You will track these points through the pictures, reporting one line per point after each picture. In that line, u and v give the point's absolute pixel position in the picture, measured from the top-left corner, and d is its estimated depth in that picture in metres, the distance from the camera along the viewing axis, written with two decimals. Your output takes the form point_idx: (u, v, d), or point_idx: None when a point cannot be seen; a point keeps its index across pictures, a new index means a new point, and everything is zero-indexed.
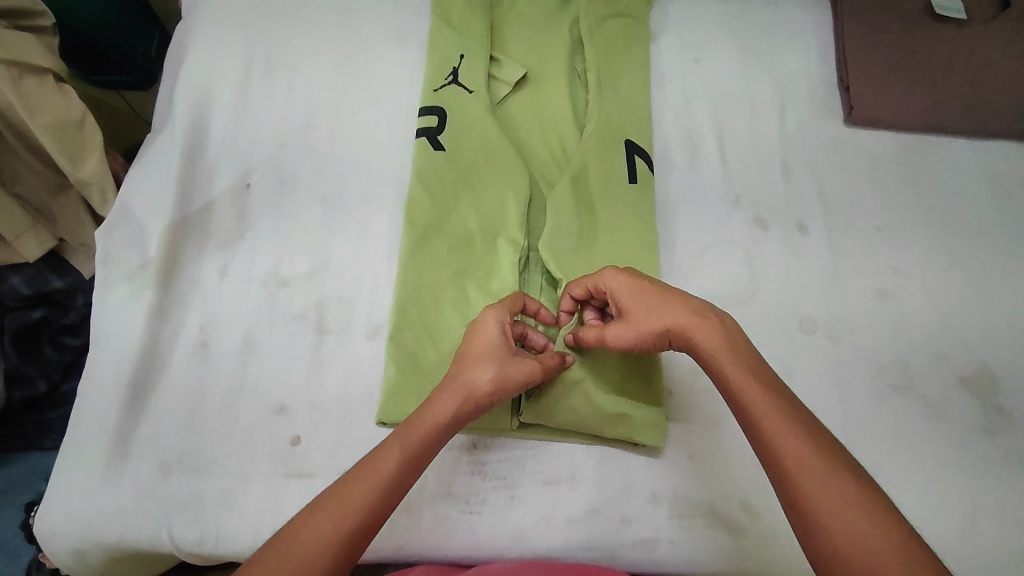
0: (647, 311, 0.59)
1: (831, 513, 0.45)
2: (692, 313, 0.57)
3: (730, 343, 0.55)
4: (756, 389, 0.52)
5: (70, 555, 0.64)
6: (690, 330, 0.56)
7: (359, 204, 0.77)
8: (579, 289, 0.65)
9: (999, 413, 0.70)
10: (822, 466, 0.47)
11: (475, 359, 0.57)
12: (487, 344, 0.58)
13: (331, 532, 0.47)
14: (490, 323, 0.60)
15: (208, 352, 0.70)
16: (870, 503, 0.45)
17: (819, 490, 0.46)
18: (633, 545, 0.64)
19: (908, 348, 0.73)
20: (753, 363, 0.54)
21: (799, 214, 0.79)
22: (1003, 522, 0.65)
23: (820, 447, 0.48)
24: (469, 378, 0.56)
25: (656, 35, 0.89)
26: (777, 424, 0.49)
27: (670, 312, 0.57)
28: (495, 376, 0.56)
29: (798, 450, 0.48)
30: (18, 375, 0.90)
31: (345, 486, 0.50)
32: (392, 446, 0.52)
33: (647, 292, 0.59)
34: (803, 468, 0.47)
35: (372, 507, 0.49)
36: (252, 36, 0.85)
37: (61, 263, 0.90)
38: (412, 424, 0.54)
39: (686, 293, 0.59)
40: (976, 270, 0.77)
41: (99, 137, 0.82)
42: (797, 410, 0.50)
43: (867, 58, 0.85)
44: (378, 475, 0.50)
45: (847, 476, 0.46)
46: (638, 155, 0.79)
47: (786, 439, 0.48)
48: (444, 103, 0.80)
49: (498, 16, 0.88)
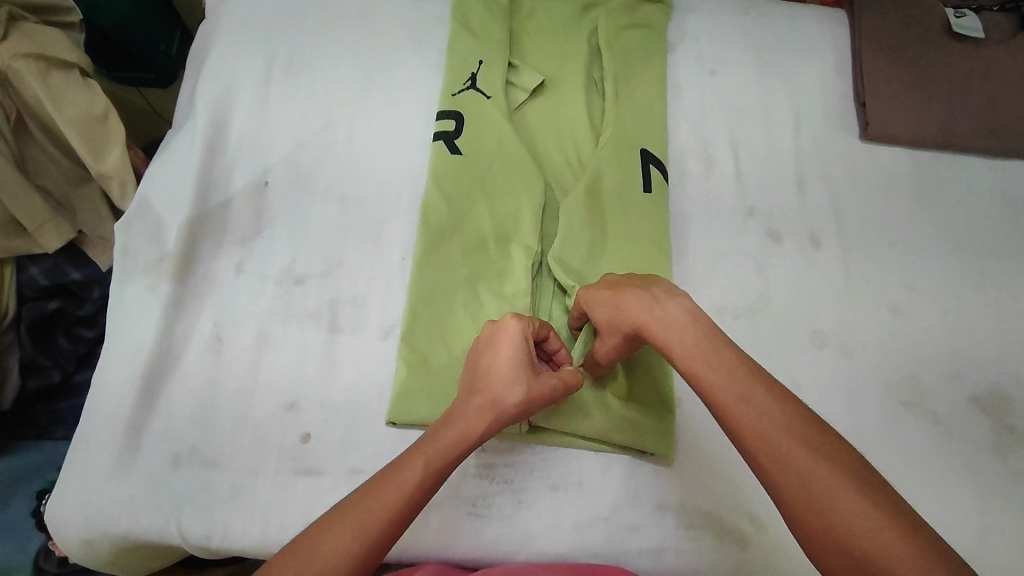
0: (611, 319, 0.60)
1: (795, 492, 0.45)
2: (642, 307, 0.58)
3: (682, 331, 0.55)
4: (712, 372, 0.52)
5: (79, 545, 0.65)
6: (649, 325, 0.57)
7: (375, 205, 0.78)
8: (575, 318, 0.68)
9: (1009, 433, 0.70)
10: (782, 445, 0.46)
11: (505, 375, 0.57)
12: (513, 358, 0.58)
13: (351, 544, 0.48)
14: (514, 337, 0.59)
15: (221, 347, 0.71)
16: (832, 475, 0.44)
17: (781, 471, 0.46)
18: (639, 554, 0.64)
19: (920, 365, 0.73)
20: (709, 345, 0.53)
21: (813, 228, 0.79)
22: (1011, 542, 0.65)
23: (779, 422, 0.47)
24: (498, 395, 0.56)
25: (673, 45, 0.89)
26: (733, 407, 0.49)
27: (626, 311, 0.59)
28: (524, 395, 0.56)
29: (757, 431, 0.47)
30: (33, 364, 0.91)
31: (365, 497, 0.50)
32: (416, 460, 0.52)
33: (606, 298, 0.61)
34: (761, 450, 0.47)
35: (394, 519, 0.49)
36: (275, 37, 0.86)
37: (78, 255, 0.92)
38: (436, 438, 0.53)
39: (638, 286, 0.60)
40: (990, 289, 0.77)
41: (122, 129, 0.84)
42: (755, 386, 0.50)
43: (884, 74, 0.85)
44: (401, 490, 0.50)
45: (805, 450, 0.46)
46: (653, 164, 0.79)
47: (744, 423, 0.48)
48: (462, 107, 0.80)
49: (518, 22, 0.89)
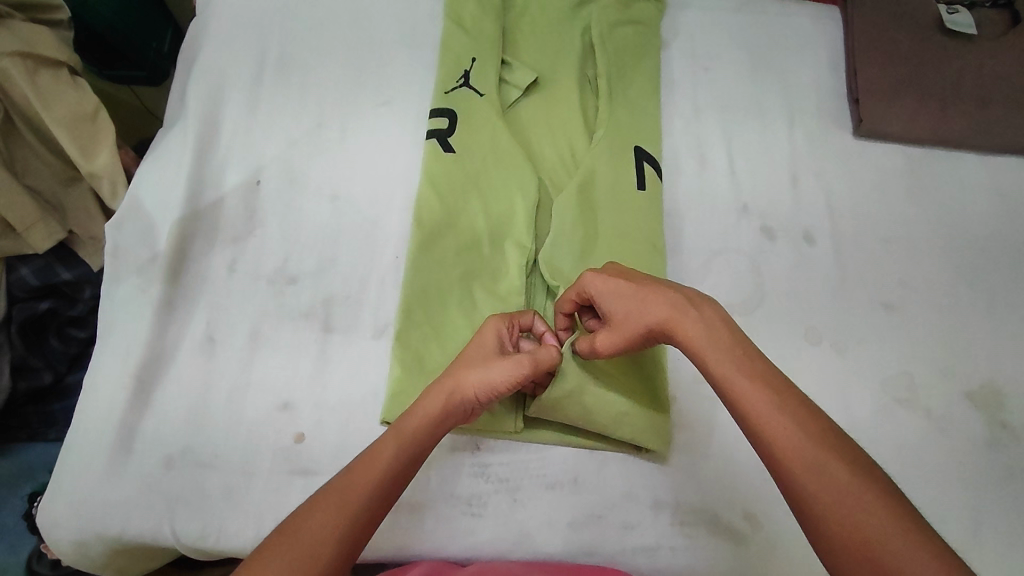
0: (630, 312, 0.59)
1: (827, 501, 0.45)
2: (672, 308, 0.57)
3: (714, 336, 0.55)
4: (745, 380, 0.51)
5: (72, 548, 0.64)
6: (677, 328, 0.57)
7: (368, 203, 0.77)
8: (567, 302, 0.65)
9: (1002, 428, 0.70)
10: (818, 456, 0.46)
11: (470, 359, 0.59)
12: (480, 346, 0.60)
13: (335, 524, 0.49)
14: (487, 330, 0.61)
15: (214, 347, 0.70)
16: (868, 490, 0.44)
17: (814, 480, 0.46)
18: (634, 551, 0.64)
19: (913, 361, 0.73)
20: (740, 353, 0.54)
21: (807, 225, 0.79)
22: (1004, 536, 0.65)
23: (812, 433, 0.48)
24: (460, 376, 0.57)
25: (667, 42, 0.89)
26: (766, 415, 0.49)
27: (652, 308, 0.58)
28: (483, 376, 0.57)
29: (790, 439, 0.47)
30: (24, 366, 0.90)
31: (343, 481, 0.51)
32: (389, 441, 0.53)
33: (629, 292, 0.60)
34: (797, 460, 0.47)
35: (373, 498, 0.51)
36: (266, 35, 0.85)
37: (70, 257, 0.92)
38: (407, 419, 0.55)
39: (667, 287, 0.59)
40: (984, 284, 0.77)
41: (112, 130, 0.83)
42: (790, 397, 0.50)
43: (876, 71, 0.85)
44: (378, 467, 0.52)
45: (840, 462, 0.46)
46: (647, 161, 0.79)
47: (778, 432, 0.48)
48: (455, 105, 0.80)
49: (511, 19, 0.88)
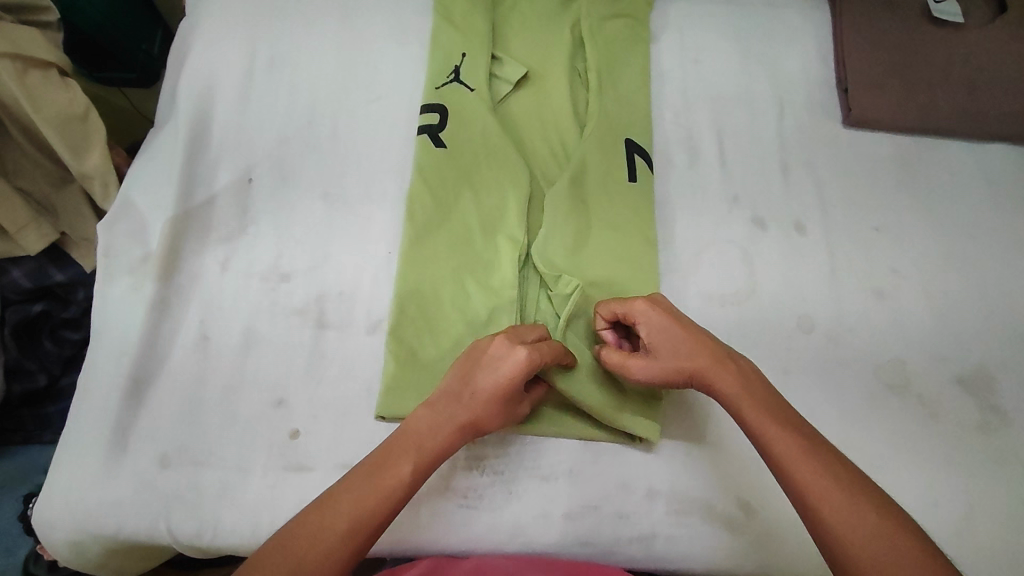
0: (674, 353, 0.60)
1: (857, 545, 0.47)
2: (714, 359, 0.58)
3: (748, 388, 0.57)
4: (775, 428, 0.54)
5: (68, 548, 0.64)
6: (714, 379, 0.58)
7: (360, 200, 0.77)
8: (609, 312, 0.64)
9: (995, 413, 0.71)
10: (845, 501, 0.49)
11: (494, 400, 0.57)
12: (505, 393, 0.57)
13: (341, 538, 0.50)
14: (518, 374, 0.58)
15: (208, 345, 0.70)
16: (892, 531, 0.48)
17: (844, 525, 0.48)
18: (630, 541, 0.64)
19: (905, 347, 0.73)
20: (772, 406, 0.56)
21: (797, 214, 0.79)
22: (997, 519, 0.66)
23: (838, 478, 0.50)
24: (479, 418, 0.58)
25: (656, 35, 0.89)
26: (796, 459, 0.52)
27: (696, 355, 0.59)
28: (501, 417, 0.59)
29: (820, 485, 0.50)
30: (18, 368, 0.92)
31: (355, 489, 0.52)
32: (405, 462, 0.54)
33: (676, 333, 0.60)
34: (826, 503, 0.49)
35: (378, 518, 0.52)
36: (255, 34, 0.85)
37: (62, 257, 0.91)
38: (425, 439, 0.56)
39: (711, 337, 0.60)
40: (974, 270, 0.78)
41: (103, 130, 0.83)
42: (817, 444, 0.53)
43: (865, 60, 0.85)
44: (388, 487, 0.53)
45: (869, 508, 0.49)
46: (637, 154, 0.80)
47: (808, 478, 0.50)
48: (445, 101, 0.80)
49: (500, 15, 0.88)
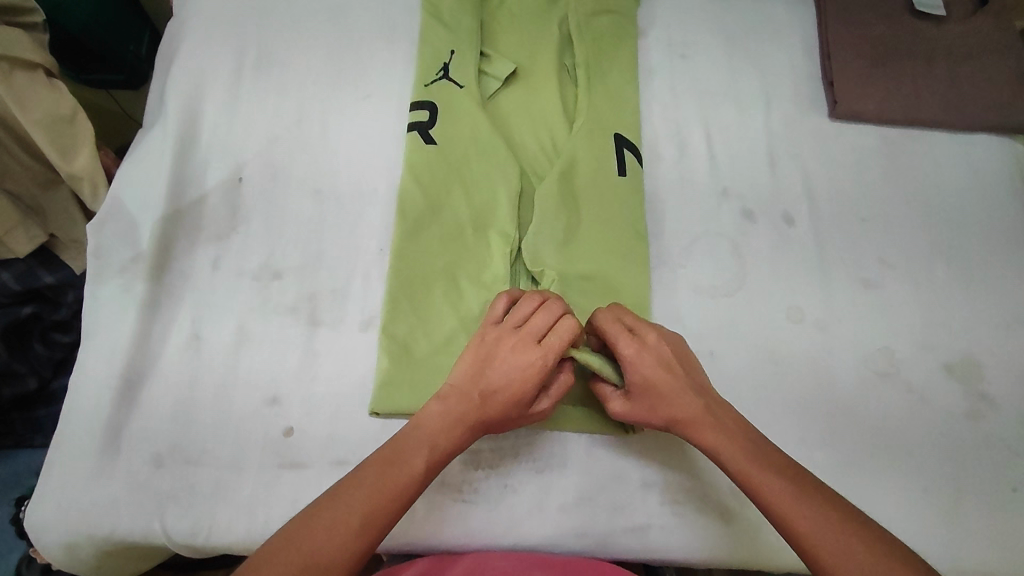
0: (657, 402, 0.58)
1: None
2: (696, 408, 0.58)
3: (731, 436, 0.57)
4: (764, 475, 0.54)
5: (60, 549, 0.64)
6: (696, 429, 0.58)
7: (351, 197, 0.77)
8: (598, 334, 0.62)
9: (982, 400, 0.72)
10: (843, 544, 0.50)
11: (508, 394, 0.57)
12: (519, 386, 0.57)
13: (351, 531, 0.50)
14: (530, 368, 0.57)
15: (200, 344, 0.70)
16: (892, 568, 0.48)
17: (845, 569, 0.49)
18: (625, 532, 0.65)
19: (894, 336, 0.74)
20: (756, 450, 0.56)
21: (786, 206, 0.80)
22: (985, 504, 0.67)
23: (834, 520, 0.51)
24: (493, 412, 0.57)
25: (644, 31, 0.90)
26: (791, 505, 0.52)
27: (678, 405, 0.58)
28: (516, 410, 0.58)
29: (815, 533, 0.50)
30: (7, 371, 0.91)
31: (367, 480, 0.52)
32: (418, 457, 0.54)
33: (660, 382, 0.58)
34: (827, 549, 0.50)
35: (388, 510, 0.52)
36: (244, 32, 0.85)
37: (51, 260, 0.91)
38: (437, 432, 0.56)
39: (693, 381, 0.59)
40: (959, 259, 0.79)
41: (90, 130, 0.82)
42: (809, 490, 0.53)
43: (850, 54, 0.86)
44: (400, 479, 0.53)
45: (865, 548, 0.49)
46: (626, 148, 0.80)
47: (808, 525, 0.51)
48: (435, 98, 0.80)
49: (488, 13, 0.89)
